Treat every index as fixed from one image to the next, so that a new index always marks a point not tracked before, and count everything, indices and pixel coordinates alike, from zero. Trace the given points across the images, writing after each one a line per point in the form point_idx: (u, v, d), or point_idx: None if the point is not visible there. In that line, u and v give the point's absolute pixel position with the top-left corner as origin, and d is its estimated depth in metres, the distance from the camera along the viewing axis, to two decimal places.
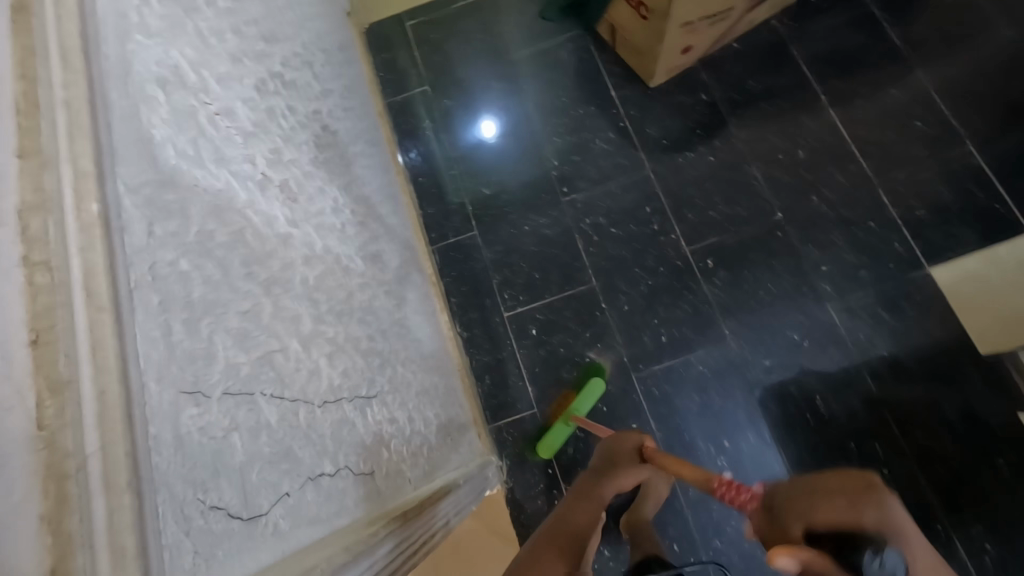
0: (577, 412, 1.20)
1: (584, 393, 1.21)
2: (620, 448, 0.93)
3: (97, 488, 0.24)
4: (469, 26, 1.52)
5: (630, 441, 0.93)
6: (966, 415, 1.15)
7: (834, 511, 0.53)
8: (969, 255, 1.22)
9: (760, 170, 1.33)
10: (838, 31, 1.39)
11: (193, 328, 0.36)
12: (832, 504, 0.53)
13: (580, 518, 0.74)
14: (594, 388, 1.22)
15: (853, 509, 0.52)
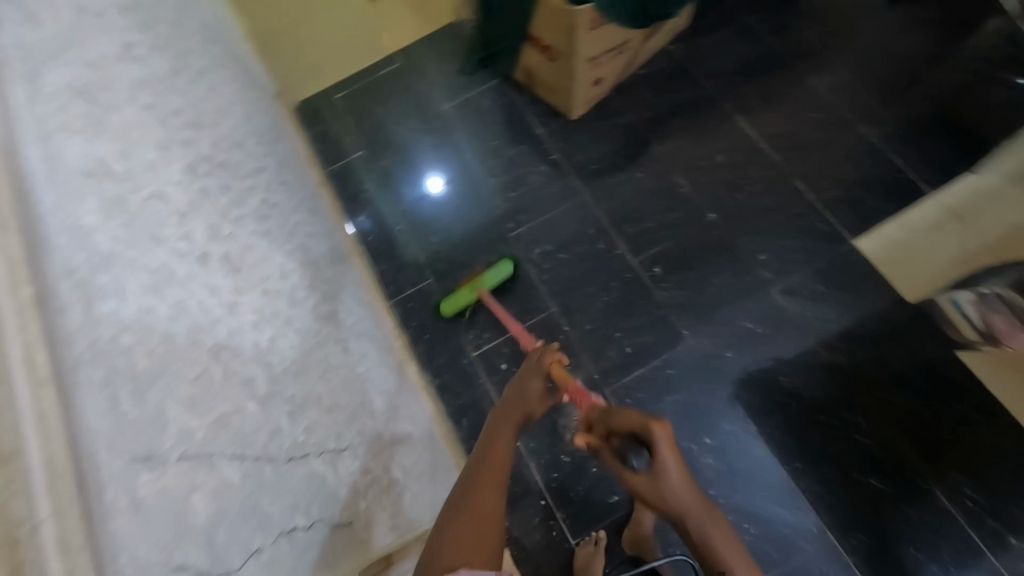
0: (483, 285, 1.33)
1: (493, 271, 1.35)
2: (527, 383, 0.91)
3: (47, 534, 0.31)
4: (395, 90, 1.60)
5: (538, 369, 0.92)
6: (920, 369, 1.21)
7: (634, 417, 0.74)
8: (887, 222, 1.32)
9: (685, 178, 1.42)
10: (729, 45, 1.52)
11: (140, 397, 0.42)
12: (635, 415, 0.74)
13: (502, 451, 0.82)
14: (501, 270, 1.35)
15: (646, 416, 0.72)
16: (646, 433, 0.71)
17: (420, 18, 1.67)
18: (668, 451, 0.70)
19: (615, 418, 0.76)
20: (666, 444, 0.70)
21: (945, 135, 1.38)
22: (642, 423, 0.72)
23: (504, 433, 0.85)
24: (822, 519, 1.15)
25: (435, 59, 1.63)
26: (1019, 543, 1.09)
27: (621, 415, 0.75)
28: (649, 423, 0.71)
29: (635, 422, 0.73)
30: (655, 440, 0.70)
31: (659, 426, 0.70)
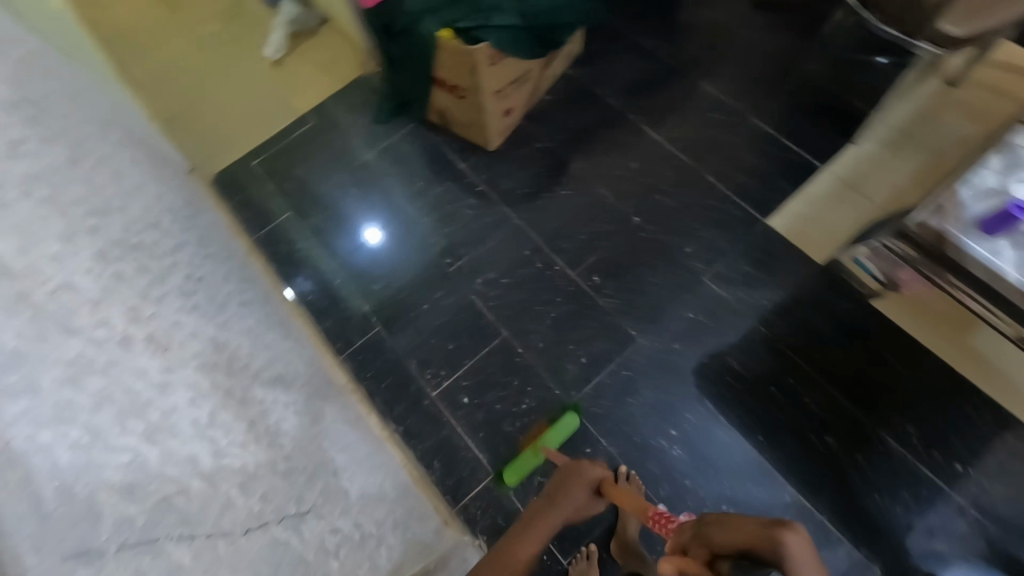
0: (547, 445, 1.23)
1: (556, 428, 1.25)
2: (574, 481, 1.04)
3: None
4: (312, 148, 1.61)
5: (588, 473, 1.03)
6: (848, 326, 1.30)
7: (761, 527, 0.65)
8: (790, 200, 1.44)
9: (606, 188, 1.50)
10: (622, 62, 1.63)
11: (68, 492, 0.41)
12: (759, 525, 0.66)
13: (530, 547, 1.00)
14: (566, 429, 1.25)
15: (776, 526, 0.64)
16: (776, 545, 0.62)
17: (327, 77, 1.70)
18: (810, 572, 0.61)
19: (734, 530, 0.68)
20: (808, 558, 0.61)
21: (825, 115, 1.52)
22: (772, 537, 0.63)
23: (535, 530, 1.01)
24: (792, 485, 1.20)
25: (348, 113, 1.65)
26: (965, 469, 1.17)
27: (740, 527, 0.68)
28: (779, 533, 0.63)
29: (759, 534, 0.64)
30: (789, 555, 0.61)
31: (792, 535, 0.62)
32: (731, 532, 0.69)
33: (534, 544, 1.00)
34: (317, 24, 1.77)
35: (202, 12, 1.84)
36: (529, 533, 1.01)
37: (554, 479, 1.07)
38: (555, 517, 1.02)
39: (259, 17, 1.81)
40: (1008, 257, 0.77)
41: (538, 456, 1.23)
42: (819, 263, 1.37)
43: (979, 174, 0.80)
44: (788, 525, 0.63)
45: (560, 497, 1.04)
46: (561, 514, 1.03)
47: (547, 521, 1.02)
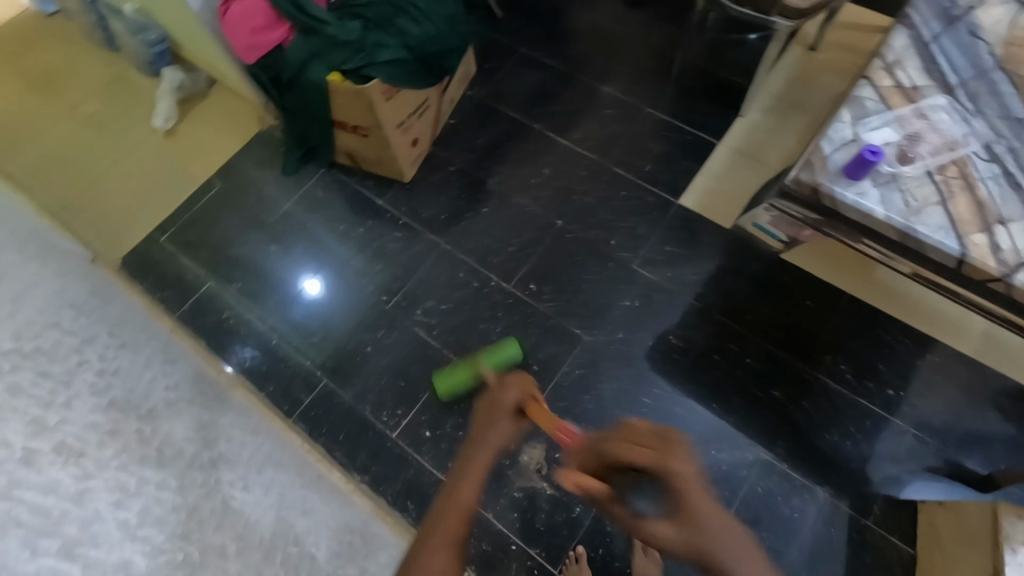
0: (481, 362, 1.27)
1: (496, 352, 1.29)
2: (497, 410, 0.88)
3: None
4: (223, 212, 1.56)
5: (509, 396, 0.89)
6: (772, 283, 1.38)
7: (651, 448, 0.67)
8: (696, 177, 1.52)
9: (525, 198, 1.53)
10: (518, 76, 1.68)
11: None
12: (653, 445, 0.68)
13: (468, 495, 0.79)
14: (508, 354, 1.29)
15: (663, 452, 0.66)
16: (665, 475, 0.65)
17: (227, 137, 1.66)
18: (693, 488, 0.65)
19: (630, 450, 0.68)
20: (689, 476, 0.65)
21: (712, 93, 1.62)
22: (661, 465, 0.65)
23: (467, 477, 0.81)
24: (752, 443, 1.26)
25: (254, 170, 1.61)
26: (898, 393, 1.27)
27: (636, 450, 0.68)
28: (666, 462, 0.65)
29: (651, 461, 0.66)
30: (676, 481, 0.65)
31: (675, 462, 0.65)
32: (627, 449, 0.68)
33: (470, 492, 0.80)
34: (206, 86, 1.72)
35: (80, 93, 1.75)
36: (463, 480, 0.81)
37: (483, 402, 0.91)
38: (487, 457, 0.82)
39: (142, 89, 1.74)
40: (875, 198, 0.78)
41: (471, 370, 1.27)
42: (726, 227, 1.46)
43: (832, 127, 0.83)
44: (669, 451, 0.66)
45: (490, 417, 0.87)
46: (490, 452, 0.83)
47: (476, 464, 0.82)
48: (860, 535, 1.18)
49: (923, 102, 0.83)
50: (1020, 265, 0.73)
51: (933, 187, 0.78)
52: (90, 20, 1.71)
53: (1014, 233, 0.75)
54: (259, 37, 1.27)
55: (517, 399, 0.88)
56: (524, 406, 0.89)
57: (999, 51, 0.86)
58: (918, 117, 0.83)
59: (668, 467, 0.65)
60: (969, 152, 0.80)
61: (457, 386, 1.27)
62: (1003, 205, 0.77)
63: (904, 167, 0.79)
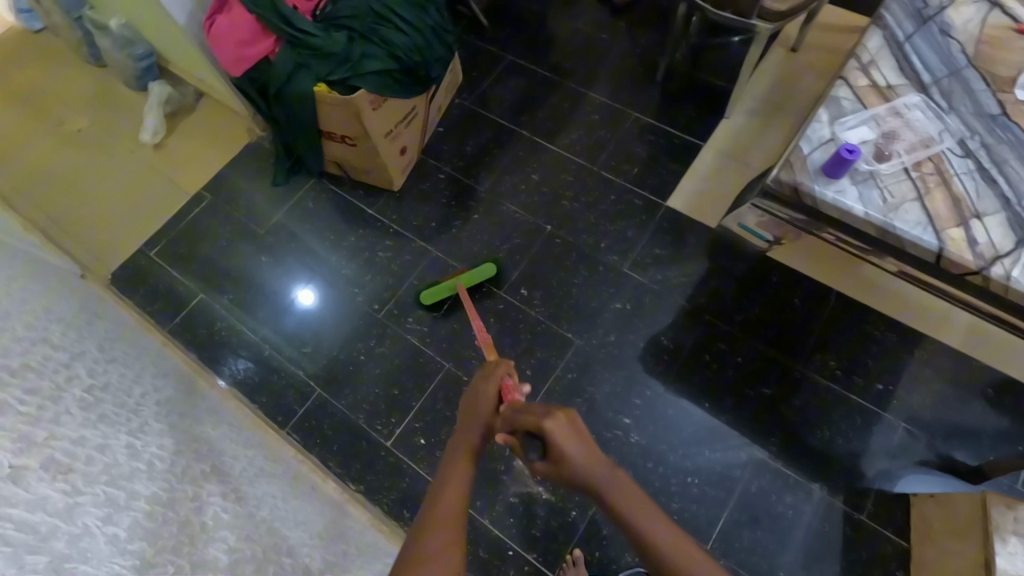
0: (461, 278, 1.40)
1: (475, 272, 1.41)
2: (476, 402, 0.86)
3: None
4: (212, 224, 1.56)
5: (488, 386, 0.86)
6: (760, 282, 1.40)
7: (535, 413, 0.73)
8: (682, 178, 1.53)
9: (514, 203, 1.54)
10: (505, 83, 1.70)
11: None
12: (536, 410, 0.73)
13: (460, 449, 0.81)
14: (482, 272, 1.41)
15: (540, 415, 0.72)
16: (542, 433, 0.71)
17: (216, 150, 1.66)
18: (569, 440, 0.70)
19: (521, 414, 0.74)
20: (562, 431, 0.70)
21: (697, 96, 1.64)
22: (537, 425, 0.71)
23: (460, 442, 0.82)
24: (744, 441, 1.26)
25: (243, 182, 1.61)
26: (887, 388, 1.28)
27: (527, 414, 0.73)
28: (542, 422, 0.71)
29: (530, 422, 0.71)
30: (551, 436, 0.70)
31: (550, 421, 0.71)
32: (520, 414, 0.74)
33: (462, 461, 0.79)
34: (194, 99, 1.73)
35: (67, 109, 1.75)
36: (451, 472, 0.78)
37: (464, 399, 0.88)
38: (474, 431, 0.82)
39: (129, 104, 1.75)
40: (854, 196, 0.79)
41: (451, 284, 1.40)
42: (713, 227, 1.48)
43: (810, 127, 0.84)
44: (546, 413, 0.72)
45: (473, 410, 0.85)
46: (478, 431, 0.82)
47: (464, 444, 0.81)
48: (853, 529, 1.19)
49: (897, 101, 0.85)
50: (997, 258, 0.75)
51: (910, 183, 0.80)
52: (76, 36, 1.71)
53: (989, 228, 0.76)
54: (244, 51, 1.28)
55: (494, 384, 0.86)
56: (503, 396, 0.86)
57: (971, 50, 0.88)
58: (892, 116, 0.84)
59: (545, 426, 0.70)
60: (943, 149, 0.82)
61: (438, 297, 1.40)
62: (978, 199, 0.78)
63: (881, 165, 0.81)
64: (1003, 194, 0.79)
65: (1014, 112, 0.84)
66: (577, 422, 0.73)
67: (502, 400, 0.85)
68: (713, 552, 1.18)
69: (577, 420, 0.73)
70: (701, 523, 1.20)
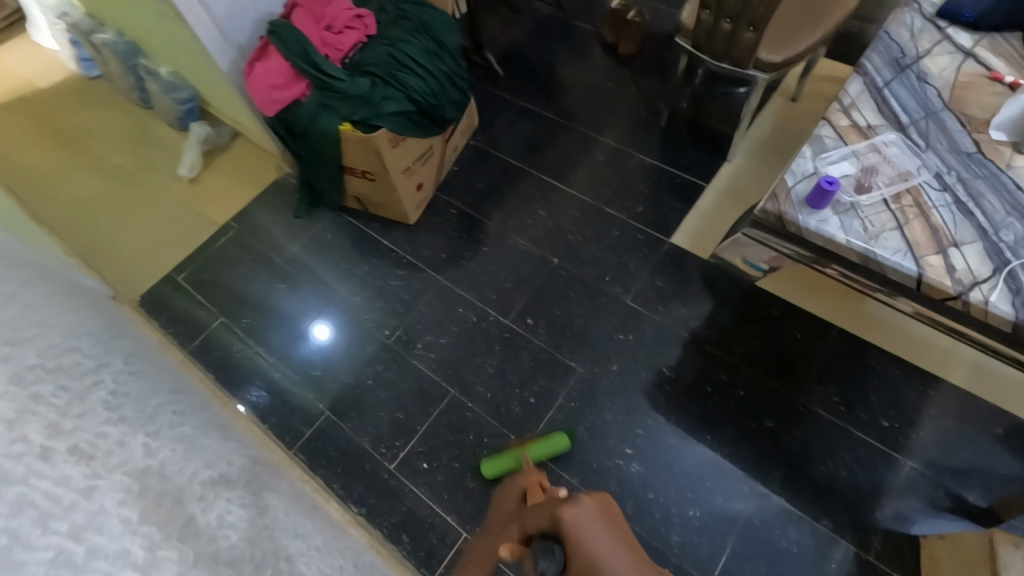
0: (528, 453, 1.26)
1: (544, 443, 1.27)
2: (504, 509, 0.71)
3: None
4: (238, 252, 1.66)
5: (517, 488, 0.71)
6: (763, 317, 1.42)
7: (553, 502, 0.55)
8: (685, 217, 1.59)
9: (522, 237, 1.61)
10: (517, 127, 1.81)
11: None
12: (557, 499, 0.56)
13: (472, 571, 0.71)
14: (554, 444, 1.27)
15: (560, 501, 0.54)
16: (558, 527, 0.52)
17: (246, 184, 1.78)
18: (597, 533, 0.51)
19: (535, 516, 0.58)
20: (585, 523, 0.52)
21: (699, 140, 1.72)
22: (552, 516, 0.53)
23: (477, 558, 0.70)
24: (746, 476, 1.25)
25: (269, 213, 1.72)
26: (893, 425, 1.27)
27: (543, 510, 0.57)
28: (558, 509, 0.53)
29: (546, 517, 0.54)
30: (569, 530, 0.51)
31: (572, 510, 0.52)
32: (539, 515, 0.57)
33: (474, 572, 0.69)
34: (229, 138, 1.86)
35: (114, 147, 1.90)
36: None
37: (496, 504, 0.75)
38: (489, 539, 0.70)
39: (170, 142, 1.89)
40: (835, 224, 0.84)
41: (516, 459, 1.26)
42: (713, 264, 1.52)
43: (795, 162, 0.89)
44: (568, 496, 0.54)
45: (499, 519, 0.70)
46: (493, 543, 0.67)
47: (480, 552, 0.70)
48: (860, 570, 1.15)
49: (876, 138, 0.91)
50: (974, 283, 0.78)
51: (890, 214, 0.84)
52: (128, 82, 1.88)
53: (967, 255, 0.80)
54: (278, 93, 1.40)
55: (522, 484, 0.70)
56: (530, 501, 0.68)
57: (946, 94, 0.94)
58: (872, 151, 0.89)
59: (564, 519, 0.52)
60: (921, 182, 0.86)
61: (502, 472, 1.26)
62: (956, 229, 0.82)
63: (861, 196, 0.85)
64: (980, 225, 0.82)
65: (990, 150, 0.89)
66: (608, 503, 0.54)
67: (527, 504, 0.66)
68: None
69: (607, 502, 0.54)
70: (702, 558, 1.18)
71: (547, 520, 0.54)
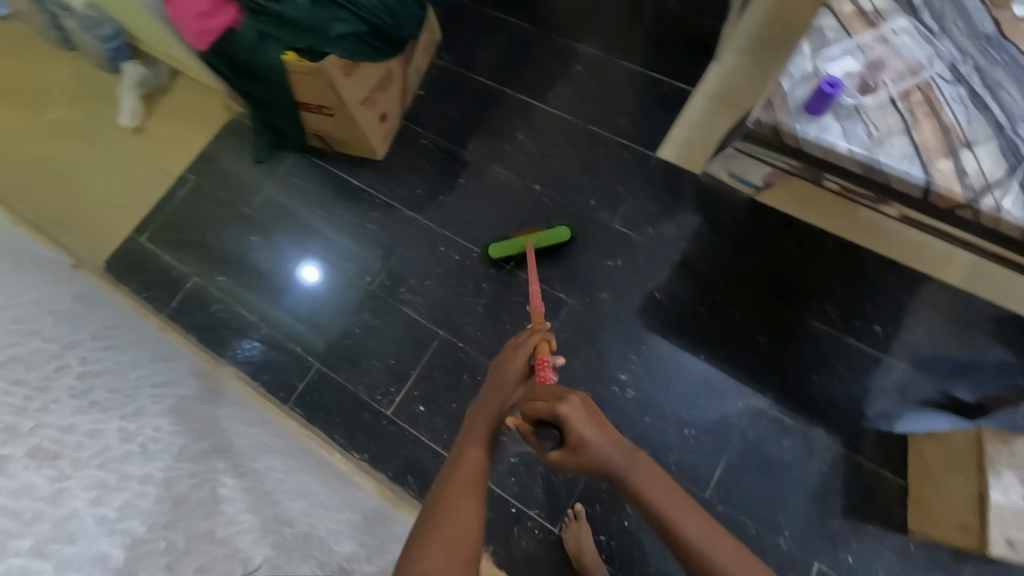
0: (533, 238, 1.36)
1: (548, 233, 1.37)
2: (506, 370, 0.88)
3: None
4: (200, 205, 1.55)
5: (522, 353, 0.88)
6: (758, 230, 1.36)
7: (546, 399, 0.76)
8: (673, 129, 1.48)
9: (501, 164, 1.50)
10: (486, 38, 1.63)
11: None
12: (549, 395, 0.76)
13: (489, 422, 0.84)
14: (556, 235, 1.36)
15: (553, 400, 0.74)
16: (557, 418, 0.74)
17: (197, 129, 1.63)
18: (582, 421, 0.73)
19: (530, 403, 0.77)
20: (575, 414, 0.73)
21: (686, 39, 1.57)
22: (550, 408, 0.74)
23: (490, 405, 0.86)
24: (740, 391, 1.27)
25: (228, 161, 1.59)
26: (886, 330, 1.27)
27: (535, 403, 0.76)
28: (556, 407, 0.73)
29: (543, 409, 0.74)
30: (566, 419, 0.73)
31: (564, 406, 0.73)
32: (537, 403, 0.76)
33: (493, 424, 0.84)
34: (168, 78, 1.68)
35: (45, 98, 1.71)
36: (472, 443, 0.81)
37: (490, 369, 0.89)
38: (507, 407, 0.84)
39: (105, 87, 1.70)
40: (838, 132, 0.76)
41: (523, 243, 1.36)
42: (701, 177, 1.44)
43: (792, 63, 0.80)
44: (560, 397, 0.74)
45: (501, 378, 0.87)
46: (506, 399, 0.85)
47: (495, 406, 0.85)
48: (850, 471, 1.20)
49: (884, 26, 0.80)
50: (985, 189, 0.73)
51: (897, 115, 0.76)
52: (42, 19, 1.65)
53: (979, 157, 0.74)
54: (207, 23, 1.22)
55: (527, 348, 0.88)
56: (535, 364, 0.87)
57: None
58: (879, 43, 0.80)
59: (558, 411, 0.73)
60: (933, 75, 0.78)
61: (509, 255, 1.38)
62: (968, 127, 0.75)
63: (865, 98, 0.77)
64: (996, 120, 0.75)
65: (1011, 30, 0.79)
66: (590, 401, 0.75)
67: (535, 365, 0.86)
68: (711, 499, 1.20)
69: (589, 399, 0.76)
70: (700, 473, 1.22)
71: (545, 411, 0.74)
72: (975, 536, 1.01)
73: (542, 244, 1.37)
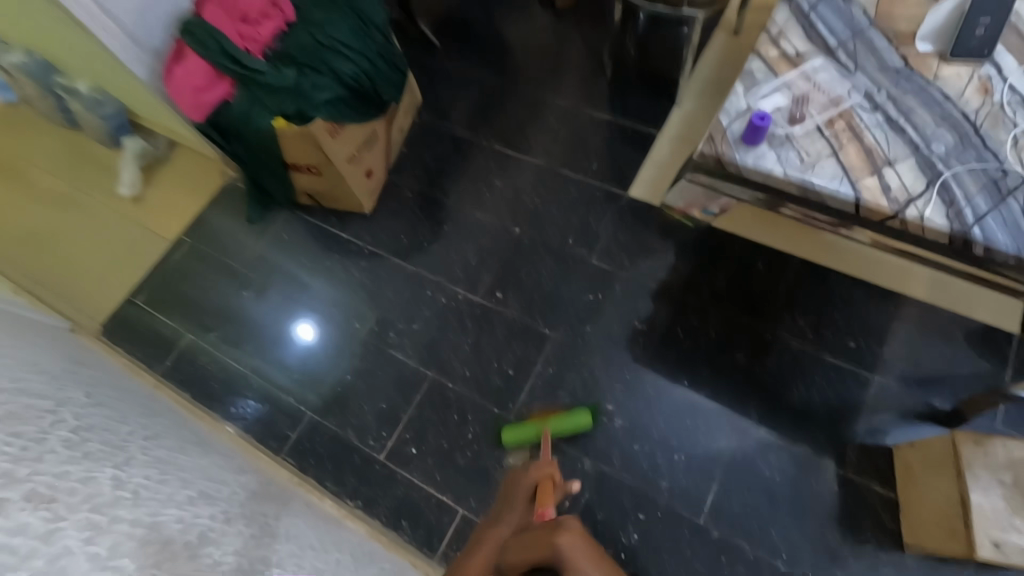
0: (549, 426, 1.26)
1: (567, 418, 1.27)
2: (517, 489, 1.00)
3: None
4: (194, 265, 1.61)
5: (528, 477, 1.00)
6: (728, 257, 1.42)
7: (544, 536, 0.78)
8: (641, 169, 1.57)
9: (481, 209, 1.58)
10: (462, 96, 1.75)
11: None
12: (546, 533, 0.79)
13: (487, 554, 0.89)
14: (576, 421, 1.26)
15: (552, 533, 0.77)
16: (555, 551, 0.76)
17: (192, 194, 1.71)
18: (580, 553, 0.76)
19: (525, 546, 0.78)
20: (572, 551, 0.75)
21: (647, 87, 1.69)
22: (550, 543, 0.76)
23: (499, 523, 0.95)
24: (726, 414, 1.29)
25: (221, 221, 1.67)
26: (860, 345, 1.31)
27: (530, 544, 0.78)
28: (555, 538, 0.76)
29: (543, 544, 0.77)
30: (565, 554, 0.75)
31: (563, 538, 0.76)
32: (534, 542, 0.78)
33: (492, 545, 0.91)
34: (165, 149, 1.78)
35: (49, 174, 1.80)
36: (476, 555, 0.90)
37: (504, 488, 1.04)
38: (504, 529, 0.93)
39: (106, 161, 1.80)
40: (772, 158, 0.84)
41: (537, 430, 1.26)
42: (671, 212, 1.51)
43: (728, 101, 0.88)
44: (558, 531, 0.77)
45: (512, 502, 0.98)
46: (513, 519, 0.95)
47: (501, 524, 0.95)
48: (842, 487, 1.20)
49: (806, 65, 0.90)
50: (909, 201, 0.80)
51: (825, 141, 0.84)
52: (47, 103, 1.76)
53: (901, 173, 0.82)
54: (201, 96, 1.33)
55: (534, 476, 0.99)
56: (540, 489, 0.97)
57: (872, 13, 0.93)
58: (803, 80, 0.89)
59: (559, 545, 0.76)
60: (853, 105, 0.86)
61: (524, 442, 1.28)
62: (889, 148, 0.83)
63: (795, 128, 0.85)
64: (912, 140, 0.84)
65: (917, 63, 0.89)
66: (585, 538, 0.79)
67: (541, 492, 0.96)
68: (706, 524, 1.20)
69: (585, 536, 0.79)
70: (691, 497, 1.22)
71: (542, 550, 0.76)
72: (963, 541, 1.03)
73: (559, 430, 1.27)
